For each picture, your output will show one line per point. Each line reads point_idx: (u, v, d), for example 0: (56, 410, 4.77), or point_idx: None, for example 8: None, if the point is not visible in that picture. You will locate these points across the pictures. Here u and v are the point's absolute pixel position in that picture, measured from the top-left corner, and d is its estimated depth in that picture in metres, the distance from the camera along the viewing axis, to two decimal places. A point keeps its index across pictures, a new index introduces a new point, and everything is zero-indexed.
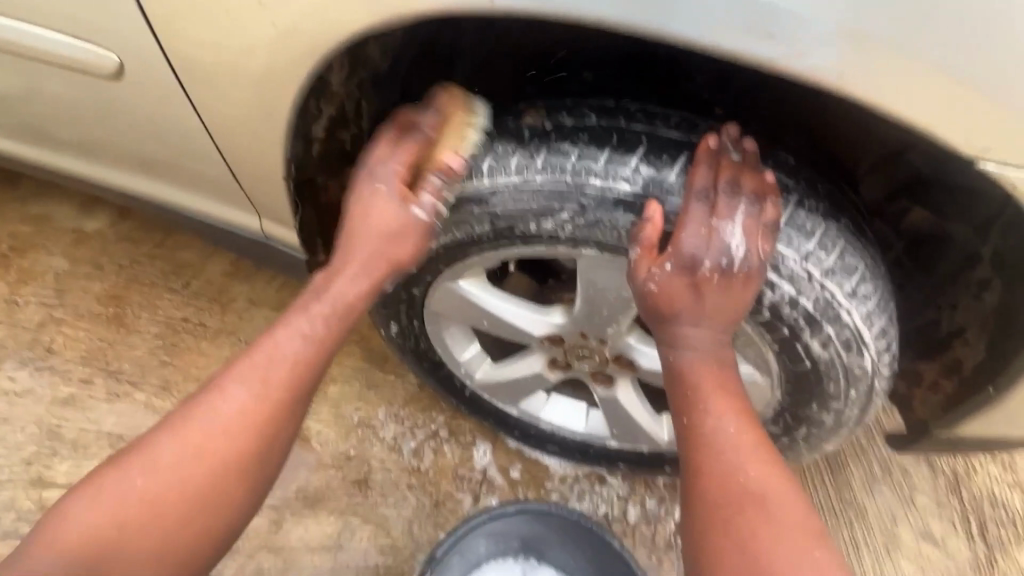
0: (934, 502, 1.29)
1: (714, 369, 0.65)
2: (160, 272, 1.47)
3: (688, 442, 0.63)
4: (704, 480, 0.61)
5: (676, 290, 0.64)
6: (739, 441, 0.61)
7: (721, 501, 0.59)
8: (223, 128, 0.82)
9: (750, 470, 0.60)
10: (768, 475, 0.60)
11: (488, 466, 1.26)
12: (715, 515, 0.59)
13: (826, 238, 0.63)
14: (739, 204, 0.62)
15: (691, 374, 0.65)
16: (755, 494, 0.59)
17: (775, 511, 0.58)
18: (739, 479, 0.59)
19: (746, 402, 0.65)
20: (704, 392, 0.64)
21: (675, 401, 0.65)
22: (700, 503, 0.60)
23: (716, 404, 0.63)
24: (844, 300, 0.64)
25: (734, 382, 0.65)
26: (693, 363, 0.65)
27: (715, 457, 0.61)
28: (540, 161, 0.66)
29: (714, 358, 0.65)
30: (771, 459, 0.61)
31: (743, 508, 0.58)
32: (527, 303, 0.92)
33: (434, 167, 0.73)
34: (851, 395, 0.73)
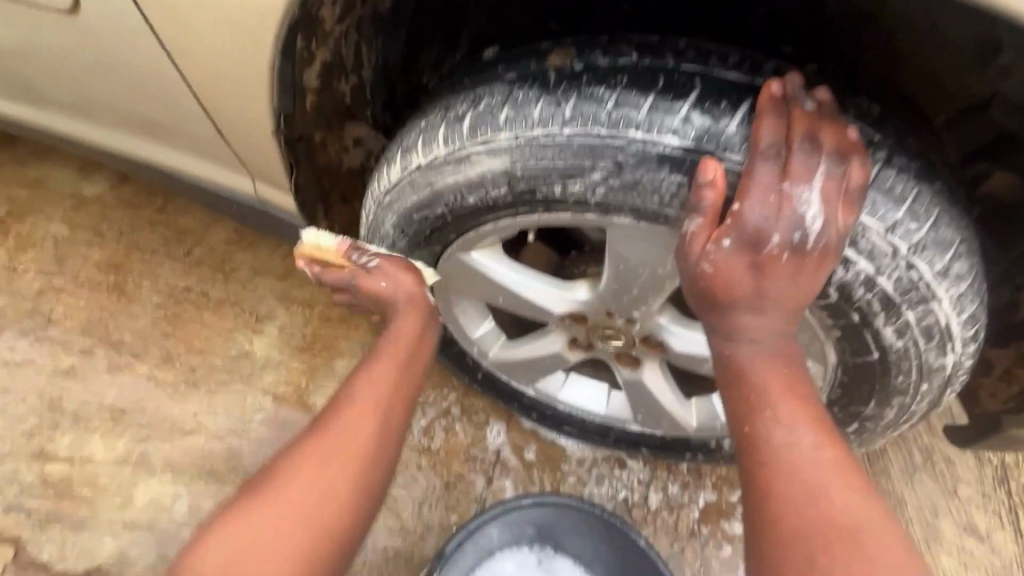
0: (980, 494, 1.20)
1: (781, 367, 0.55)
2: (161, 238, 1.40)
3: (754, 459, 0.54)
4: (774, 500, 0.52)
5: (734, 273, 0.52)
6: (818, 460, 0.52)
7: (796, 527, 0.50)
8: (203, 75, 0.72)
9: (836, 497, 0.51)
10: (856, 501, 0.51)
11: (501, 447, 1.19)
12: (792, 552, 0.50)
13: (917, 205, 0.52)
14: (819, 164, 0.50)
15: (752, 373, 0.55)
16: (842, 522, 0.50)
17: (868, 545, 0.49)
18: (820, 507, 0.51)
19: (819, 411, 0.55)
20: (770, 397, 0.54)
21: (732, 404, 0.56)
22: (773, 536, 0.51)
23: (784, 411, 0.54)
24: (933, 280, 0.53)
25: (807, 384, 0.56)
26: (755, 361, 0.55)
27: (790, 480, 0.52)
28: (567, 109, 0.55)
29: (781, 355, 0.55)
30: (857, 481, 0.52)
31: (829, 544, 0.49)
32: (546, 277, 0.83)
33: (442, 119, 0.62)
34: (922, 388, 0.63)
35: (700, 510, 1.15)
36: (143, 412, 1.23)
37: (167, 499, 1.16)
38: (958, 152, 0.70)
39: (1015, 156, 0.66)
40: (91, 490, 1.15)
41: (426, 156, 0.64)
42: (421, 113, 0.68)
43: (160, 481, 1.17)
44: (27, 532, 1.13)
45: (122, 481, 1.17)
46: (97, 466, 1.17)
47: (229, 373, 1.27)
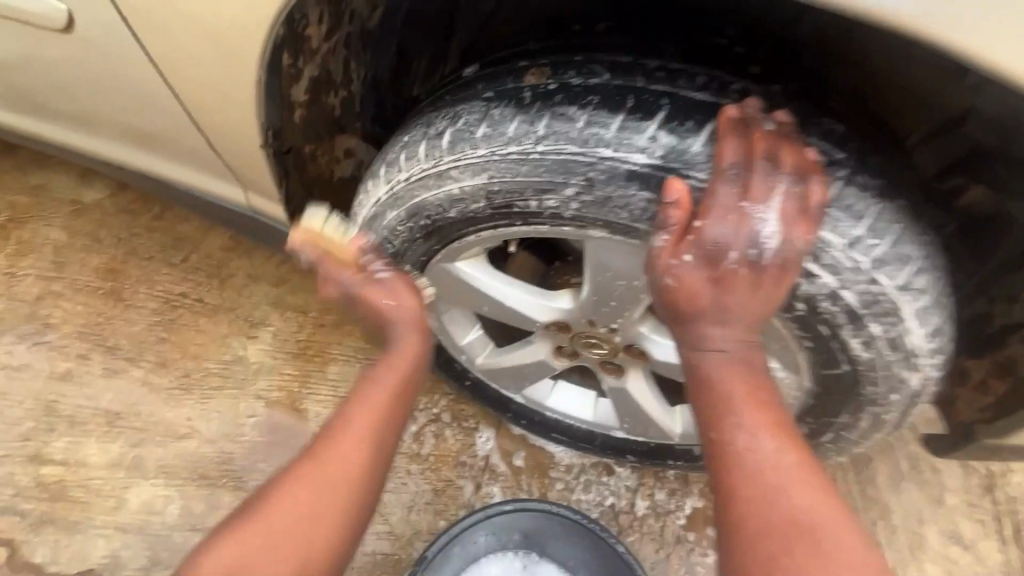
0: (966, 503, 1.21)
1: (745, 375, 0.57)
2: (159, 245, 1.42)
3: (722, 464, 0.56)
4: (740, 506, 0.54)
5: (695, 287, 0.54)
6: (781, 463, 0.54)
7: (763, 532, 0.53)
8: (193, 90, 0.75)
9: (798, 498, 0.53)
10: (818, 504, 0.53)
11: (490, 453, 1.21)
12: (756, 554, 0.52)
13: (878, 221, 0.54)
14: (777, 184, 0.52)
15: (718, 382, 0.56)
16: (804, 524, 0.52)
17: (827, 543, 0.52)
18: (783, 508, 0.53)
19: (782, 415, 0.57)
20: (735, 405, 0.56)
21: (701, 413, 0.58)
22: (738, 537, 0.54)
23: (748, 418, 0.56)
24: (894, 294, 0.55)
25: (770, 390, 0.57)
26: (720, 368, 0.57)
27: (754, 484, 0.54)
28: (541, 127, 0.57)
29: (745, 362, 0.57)
30: (819, 483, 0.55)
31: (791, 545, 0.52)
32: (530, 287, 0.84)
33: (423, 135, 0.64)
34: (891, 398, 0.65)
35: (686, 516, 1.16)
36: (137, 416, 1.24)
37: (159, 502, 1.17)
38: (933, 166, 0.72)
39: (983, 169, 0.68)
40: (84, 493, 1.17)
41: (408, 170, 0.66)
42: (404, 128, 0.70)
43: (152, 484, 1.18)
44: (20, 534, 1.14)
45: (115, 484, 1.18)
46: (90, 470, 1.19)
47: (222, 378, 1.28)
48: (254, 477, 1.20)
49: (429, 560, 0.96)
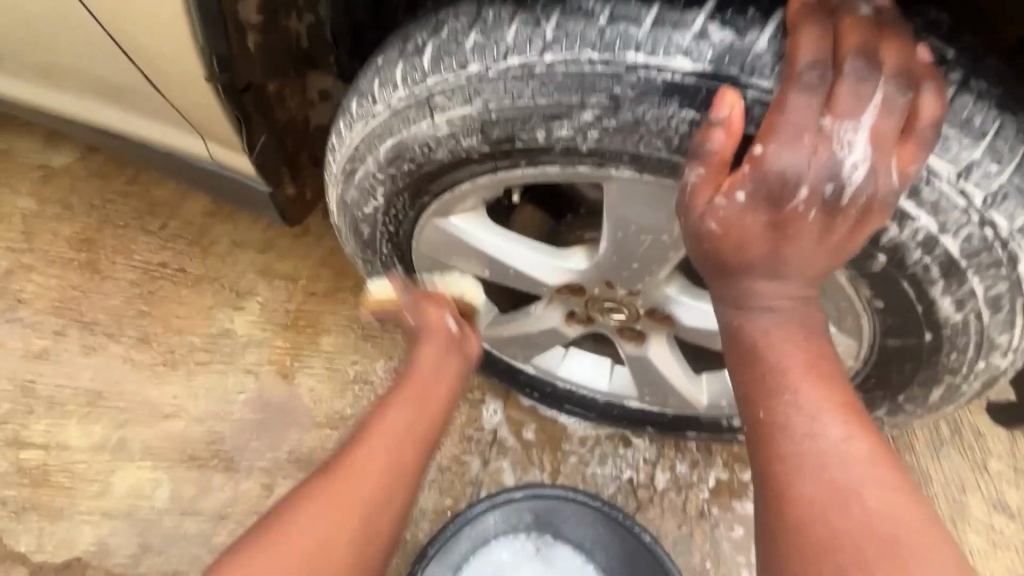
0: (1012, 468, 1.12)
1: (803, 343, 0.44)
2: (134, 211, 1.31)
3: (770, 453, 0.44)
4: (795, 508, 0.42)
5: (746, 233, 0.41)
6: (850, 453, 0.42)
7: (824, 543, 0.40)
8: (119, 14, 0.62)
9: (871, 497, 0.41)
10: (895, 508, 0.41)
11: (498, 427, 1.12)
12: (818, 564, 0.40)
13: (997, 141, 0.41)
14: (874, 90, 0.38)
15: (767, 350, 0.44)
16: (879, 532, 0.40)
17: (912, 563, 0.39)
18: (850, 506, 0.41)
19: (848, 392, 0.44)
20: (788, 379, 0.44)
21: (743, 389, 0.46)
22: (794, 544, 0.41)
23: (806, 395, 0.43)
24: (1010, 238, 0.43)
25: (832, 359, 0.45)
26: (771, 334, 0.44)
27: (815, 477, 0.42)
28: (549, 29, 0.44)
29: (803, 328, 0.45)
30: (896, 478, 0.42)
31: (861, 552, 0.39)
32: (538, 244, 0.73)
33: (402, 51, 0.52)
34: (978, 368, 0.54)
35: (711, 489, 1.08)
36: (120, 395, 1.17)
37: (147, 487, 1.10)
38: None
39: None
40: (67, 478, 1.10)
41: (384, 100, 0.54)
42: (380, 50, 0.57)
43: (139, 467, 1.11)
44: (3, 522, 1.08)
45: (101, 467, 1.11)
46: (73, 453, 1.12)
47: (208, 353, 1.19)
48: (246, 457, 1.12)
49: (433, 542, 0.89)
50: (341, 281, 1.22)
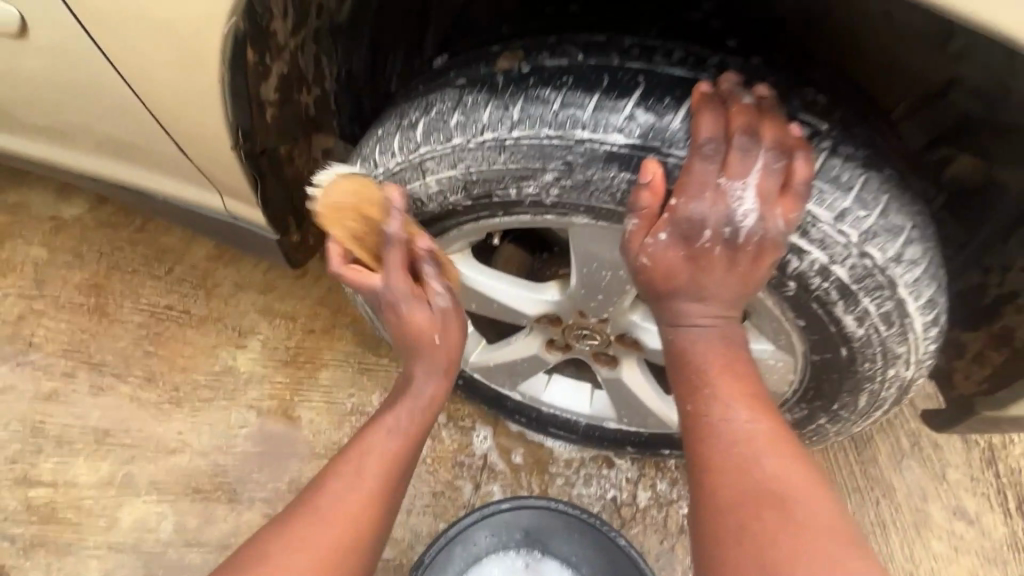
0: (968, 477, 1.21)
1: (722, 349, 0.55)
2: (142, 257, 1.40)
3: (695, 437, 0.54)
4: (712, 478, 0.52)
5: (670, 266, 0.53)
6: (754, 433, 0.52)
7: (733, 504, 0.50)
8: (156, 94, 0.72)
9: (770, 466, 0.51)
10: (791, 475, 0.51)
11: (489, 452, 1.19)
12: (726, 523, 0.50)
13: (864, 191, 0.52)
14: (757, 158, 0.50)
15: (693, 356, 0.55)
16: (776, 494, 0.49)
17: (801, 515, 0.48)
18: (755, 475, 0.50)
19: (759, 388, 0.55)
20: (709, 378, 0.54)
21: (677, 388, 0.56)
22: (711, 505, 0.51)
23: (725, 391, 0.54)
24: (886, 266, 0.53)
25: (747, 362, 0.55)
26: (695, 343, 0.55)
27: (727, 454, 0.52)
28: (516, 111, 0.56)
29: (725, 339, 0.55)
30: (794, 452, 0.52)
31: (761, 510, 0.49)
32: (518, 280, 0.83)
33: (397, 127, 0.63)
34: (888, 374, 0.64)
35: None
36: (127, 433, 1.22)
37: (152, 520, 1.15)
38: (918, 137, 0.72)
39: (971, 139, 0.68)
40: (75, 514, 1.15)
41: (383, 165, 0.65)
42: (378, 122, 0.68)
43: (145, 501, 1.16)
44: (11, 559, 1.12)
45: (107, 503, 1.16)
46: (81, 490, 1.16)
47: (212, 389, 1.26)
48: (249, 488, 1.17)
49: (428, 560, 0.95)
50: (338, 318, 1.31)
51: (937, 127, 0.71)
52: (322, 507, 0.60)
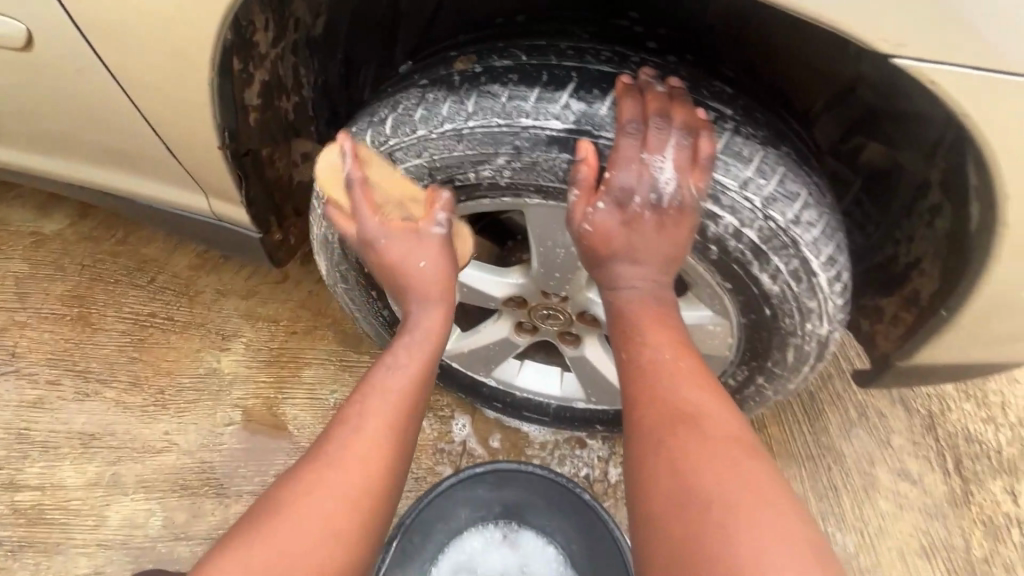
0: (911, 442, 1.31)
1: (651, 303, 0.64)
2: (124, 268, 1.44)
3: (626, 377, 0.63)
4: (640, 410, 0.60)
5: (609, 232, 0.63)
6: (676, 369, 0.61)
7: (655, 427, 0.58)
8: (148, 99, 0.78)
9: (687, 394, 0.59)
10: (706, 402, 0.59)
11: (467, 438, 1.25)
12: (651, 442, 0.58)
13: (764, 164, 0.63)
14: (671, 136, 0.60)
15: (625, 311, 0.64)
16: (691, 415, 0.58)
17: (709, 430, 0.57)
18: (674, 403, 0.59)
19: (683, 335, 0.64)
20: (639, 327, 0.63)
21: (614, 339, 0.65)
22: (638, 432, 0.60)
23: (652, 336, 0.63)
24: (788, 227, 0.63)
25: (673, 313, 0.65)
26: (630, 300, 0.64)
27: (653, 387, 0.60)
28: (470, 104, 0.65)
29: (655, 295, 0.64)
30: (709, 384, 0.61)
31: (677, 430, 0.57)
32: (484, 265, 0.92)
33: (368, 124, 0.71)
34: (807, 329, 0.73)
35: None
36: (113, 435, 1.25)
37: (141, 516, 1.18)
38: (835, 131, 0.84)
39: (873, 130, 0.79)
40: (62, 515, 1.17)
41: None
42: (352, 122, 0.77)
43: (132, 499, 1.19)
44: None
45: (94, 503, 1.19)
46: (67, 492, 1.19)
47: (197, 391, 1.30)
48: (235, 483, 1.21)
49: (410, 528, 1.03)
50: (319, 319, 1.37)
51: (848, 120, 0.82)
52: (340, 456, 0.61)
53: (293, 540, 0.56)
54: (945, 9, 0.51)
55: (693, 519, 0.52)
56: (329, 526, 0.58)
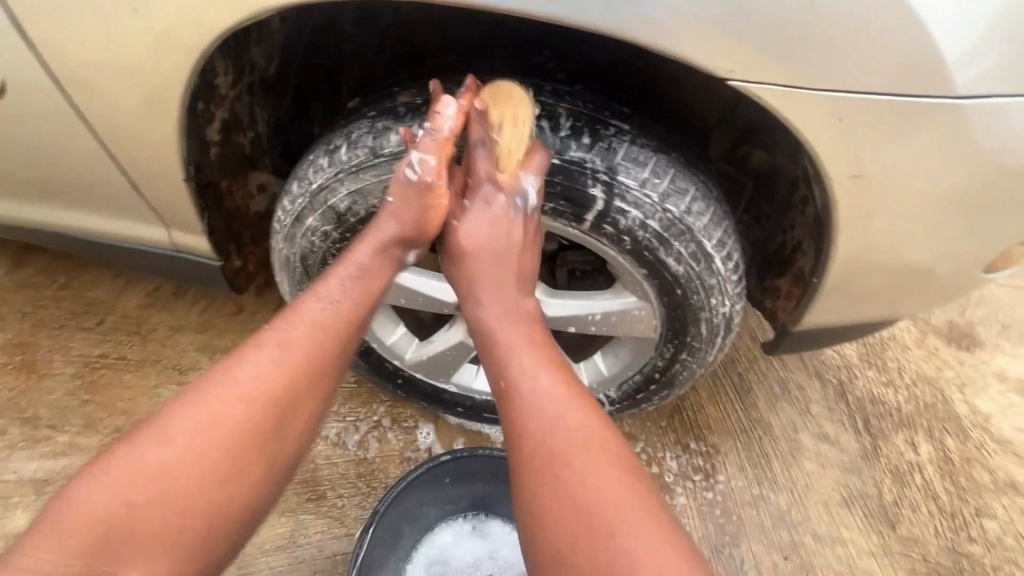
0: (827, 408, 1.48)
1: (518, 328, 0.78)
2: (70, 312, 1.43)
3: (504, 400, 0.73)
4: (523, 429, 0.70)
5: (479, 232, 0.83)
6: (551, 392, 0.71)
7: (535, 446, 0.69)
8: (116, 140, 0.85)
9: (565, 416, 0.69)
10: (580, 422, 0.69)
11: (432, 445, 1.32)
12: (532, 459, 0.69)
13: (658, 167, 0.79)
14: (530, 162, 0.77)
15: (500, 335, 0.78)
16: (569, 436, 0.68)
17: (585, 450, 0.67)
18: (550, 424, 0.69)
19: (558, 360, 0.76)
20: (515, 355, 0.75)
21: (490, 363, 0.77)
22: (520, 451, 0.70)
23: (526, 361, 0.74)
24: (682, 217, 0.80)
25: (544, 342, 0.77)
26: (501, 329, 0.78)
27: (530, 411, 0.71)
28: (416, 129, 0.80)
29: (518, 317, 0.80)
30: (584, 405, 0.71)
31: (557, 450, 0.68)
32: (437, 275, 1.03)
33: (325, 149, 0.84)
34: (713, 304, 0.88)
35: None
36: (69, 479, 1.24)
37: None
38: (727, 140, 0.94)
39: (755, 139, 0.91)
40: None
41: (318, 179, 0.85)
42: (310, 149, 0.89)
43: None
44: None
45: None
46: None
47: None
48: None
49: (385, 516, 1.04)
50: None
51: (733, 134, 0.93)
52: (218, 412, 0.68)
53: (168, 471, 0.65)
54: (798, 51, 0.65)
55: (567, 523, 0.64)
56: (189, 470, 0.65)
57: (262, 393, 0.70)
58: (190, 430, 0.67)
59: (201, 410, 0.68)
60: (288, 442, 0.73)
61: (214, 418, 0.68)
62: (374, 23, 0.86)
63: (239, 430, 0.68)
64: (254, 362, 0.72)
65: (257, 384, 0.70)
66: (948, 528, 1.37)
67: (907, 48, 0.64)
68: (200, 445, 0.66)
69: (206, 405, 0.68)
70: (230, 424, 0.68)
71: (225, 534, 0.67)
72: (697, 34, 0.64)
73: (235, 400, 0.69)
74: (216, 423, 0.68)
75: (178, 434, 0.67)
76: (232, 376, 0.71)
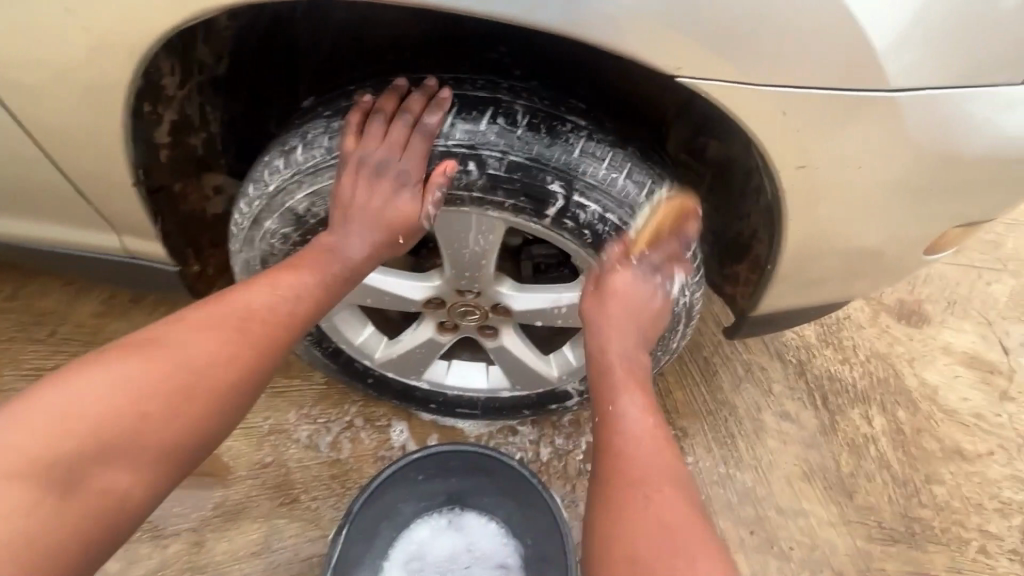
0: (788, 387, 1.54)
1: (622, 368, 0.83)
2: (20, 324, 1.37)
3: (602, 426, 0.78)
4: (608, 452, 0.74)
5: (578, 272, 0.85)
6: (641, 425, 0.76)
7: (620, 468, 0.71)
8: (56, 144, 0.81)
9: (649, 445, 0.74)
10: (664, 457, 0.73)
11: (406, 443, 1.32)
12: (616, 476, 0.71)
13: (615, 161, 0.81)
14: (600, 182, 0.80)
15: (606, 372, 0.82)
16: (651, 466, 0.71)
17: (665, 479, 0.70)
18: (635, 450, 0.73)
19: (647, 397, 0.81)
20: (614, 386, 0.80)
21: (597, 394, 0.81)
22: (602, 470, 0.73)
23: (624, 396, 0.79)
24: (640, 209, 0.82)
25: (642, 384, 0.82)
26: (610, 365, 0.83)
27: (621, 437, 0.75)
28: (374, 122, 0.83)
29: (623, 360, 0.84)
30: (664, 444, 0.75)
31: (639, 474, 0.70)
32: (403, 273, 1.03)
33: (280, 150, 0.84)
34: (674, 292, 0.91)
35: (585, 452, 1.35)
36: None
37: None
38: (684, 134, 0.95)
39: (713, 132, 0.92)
40: None
41: (274, 180, 0.84)
42: (264, 151, 0.87)
43: None
44: None
45: None
46: None
47: None
48: (171, 523, 1.22)
49: (359, 516, 1.04)
50: None
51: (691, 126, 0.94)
52: (148, 353, 0.69)
53: (148, 364, 0.68)
54: (742, 46, 0.67)
55: (637, 542, 0.65)
56: (165, 371, 0.68)
57: (255, 325, 0.75)
58: (183, 338, 0.72)
59: (203, 323, 0.74)
60: (249, 388, 0.74)
61: (207, 333, 0.73)
62: (326, 20, 0.85)
63: (227, 352, 0.72)
64: (260, 295, 0.78)
65: (253, 317, 0.76)
66: (901, 495, 1.45)
67: (845, 43, 0.67)
68: (188, 354, 0.70)
69: (208, 321, 0.74)
70: (220, 346, 0.72)
71: (163, 446, 0.66)
72: (647, 32, 0.66)
73: (232, 324, 0.74)
74: (202, 334, 0.72)
75: (176, 341, 0.71)
76: (236, 298, 0.77)
